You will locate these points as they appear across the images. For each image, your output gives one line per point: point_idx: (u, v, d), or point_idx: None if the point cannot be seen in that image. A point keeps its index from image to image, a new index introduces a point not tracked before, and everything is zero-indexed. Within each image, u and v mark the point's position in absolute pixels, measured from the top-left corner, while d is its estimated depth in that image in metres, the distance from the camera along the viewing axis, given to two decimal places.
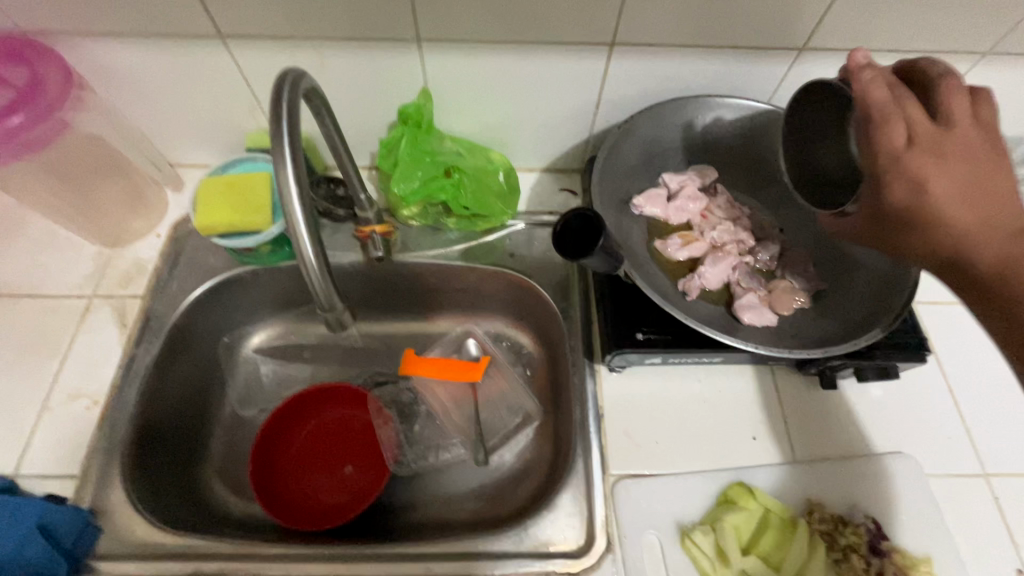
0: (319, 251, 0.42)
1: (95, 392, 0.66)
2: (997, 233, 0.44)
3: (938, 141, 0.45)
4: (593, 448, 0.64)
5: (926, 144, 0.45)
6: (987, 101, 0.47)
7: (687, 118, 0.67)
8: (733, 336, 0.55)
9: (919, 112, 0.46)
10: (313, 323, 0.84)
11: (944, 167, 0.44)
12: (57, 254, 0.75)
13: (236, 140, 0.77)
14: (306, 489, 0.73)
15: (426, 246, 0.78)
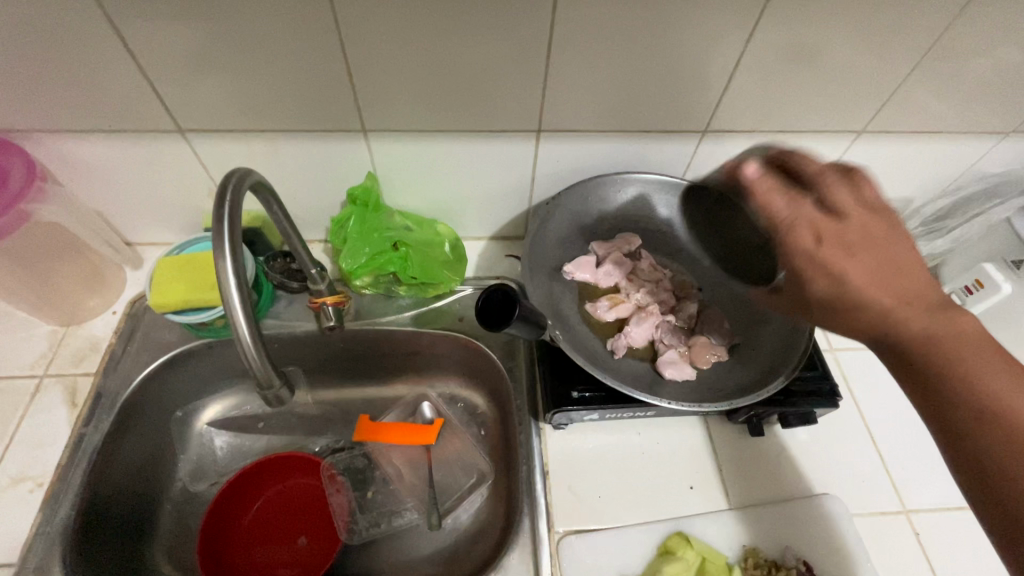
0: (253, 327, 0.45)
1: (40, 474, 0.66)
2: (916, 310, 0.44)
3: (842, 232, 0.48)
4: (539, 505, 0.66)
5: (832, 240, 0.47)
6: (867, 183, 0.52)
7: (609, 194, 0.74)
8: (654, 393, 0.60)
9: (811, 208, 0.50)
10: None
11: (856, 259, 0.46)
12: (9, 336, 0.76)
13: (195, 220, 0.82)
14: (258, 563, 0.73)
15: (379, 314, 0.82)
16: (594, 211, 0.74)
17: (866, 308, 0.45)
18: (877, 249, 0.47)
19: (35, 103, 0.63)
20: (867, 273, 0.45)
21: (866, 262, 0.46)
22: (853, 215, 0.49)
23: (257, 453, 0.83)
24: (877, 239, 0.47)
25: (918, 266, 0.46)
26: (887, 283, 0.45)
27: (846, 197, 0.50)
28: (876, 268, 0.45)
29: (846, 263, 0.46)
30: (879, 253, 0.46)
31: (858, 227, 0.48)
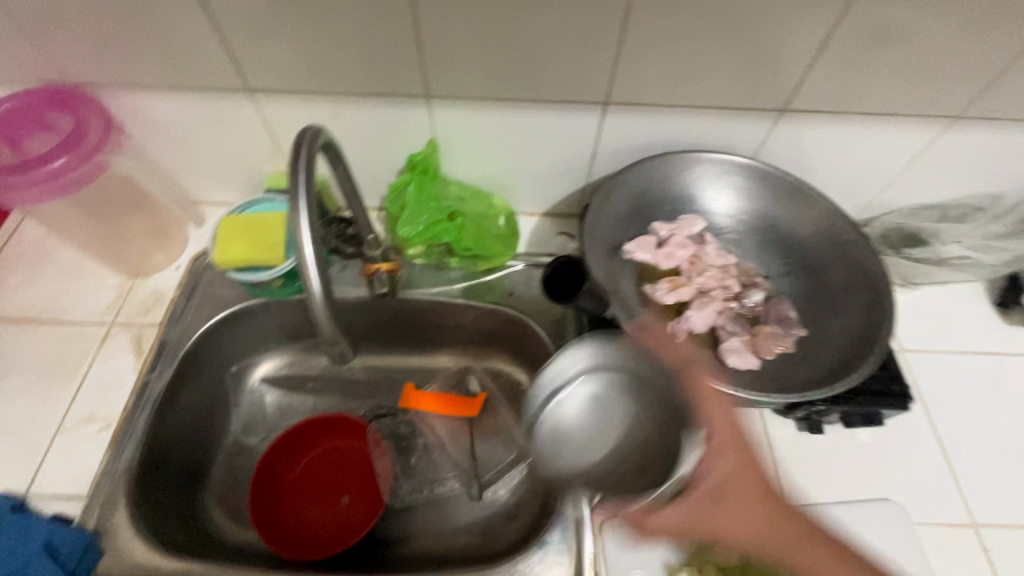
0: (323, 283, 0.46)
1: (108, 415, 0.69)
2: (789, 534, 0.54)
3: (729, 442, 0.55)
4: (583, 485, 0.65)
5: (721, 448, 0.55)
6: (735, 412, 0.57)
7: (675, 173, 0.70)
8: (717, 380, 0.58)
9: (721, 415, 0.55)
10: (318, 355, 0.87)
11: (738, 483, 0.54)
12: (83, 283, 0.80)
13: (255, 181, 0.83)
14: (302, 517, 0.75)
15: (428, 283, 0.82)
16: (654, 190, 0.70)
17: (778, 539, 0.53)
18: (731, 498, 0.54)
19: (113, 58, 0.64)
20: (754, 521, 0.53)
21: (736, 484, 0.54)
22: (730, 483, 0.54)
23: (304, 413, 0.84)
24: (749, 483, 0.54)
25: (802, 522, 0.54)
26: (767, 508, 0.54)
27: (722, 469, 0.55)
28: (758, 505, 0.54)
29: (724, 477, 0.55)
30: (753, 506, 0.54)
31: (727, 496, 0.54)
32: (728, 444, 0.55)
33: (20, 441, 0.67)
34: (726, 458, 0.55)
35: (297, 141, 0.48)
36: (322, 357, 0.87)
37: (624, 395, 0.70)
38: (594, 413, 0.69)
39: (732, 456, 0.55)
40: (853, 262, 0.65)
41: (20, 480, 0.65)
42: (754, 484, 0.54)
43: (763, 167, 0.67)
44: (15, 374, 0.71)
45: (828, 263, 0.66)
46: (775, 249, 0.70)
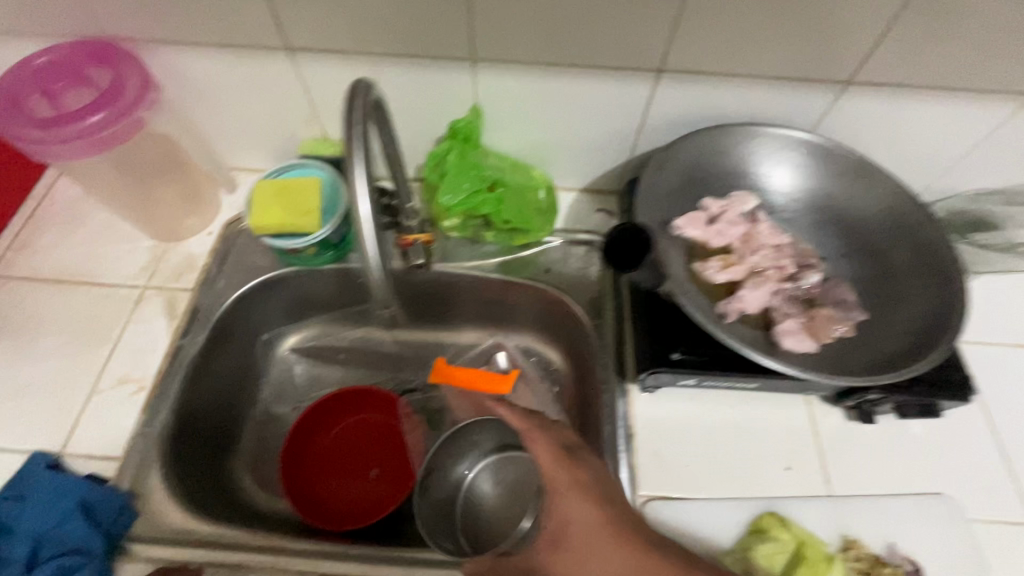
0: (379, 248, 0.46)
1: (142, 378, 0.69)
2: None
3: (579, 482, 0.47)
4: (622, 466, 0.64)
5: (576, 489, 0.46)
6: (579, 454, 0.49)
7: (735, 147, 0.67)
8: (774, 358, 0.55)
9: (542, 444, 0.49)
10: (365, 327, 0.85)
11: (586, 521, 0.45)
12: (115, 246, 0.79)
13: (289, 148, 0.81)
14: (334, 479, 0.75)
15: (463, 257, 0.80)
16: (712, 164, 0.67)
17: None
18: (588, 540, 0.44)
19: (151, 11, 0.62)
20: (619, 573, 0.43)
21: (578, 524, 0.45)
22: (577, 530, 0.45)
23: (332, 384, 0.84)
24: (590, 532, 0.44)
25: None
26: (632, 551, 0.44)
27: (575, 509, 0.45)
28: (616, 544, 0.44)
29: (575, 518, 0.45)
30: (607, 546, 0.44)
31: (578, 546, 0.44)
32: (573, 480, 0.47)
33: (55, 400, 0.67)
34: (569, 496, 0.46)
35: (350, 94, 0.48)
36: (372, 329, 0.85)
37: (511, 462, 0.65)
38: (500, 483, 0.64)
39: (576, 496, 0.46)
40: (918, 243, 0.62)
41: (55, 439, 0.64)
42: (599, 522, 0.45)
43: (829, 144, 0.65)
44: (49, 333, 0.71)
45: (889, 245, 0.64)
46: (834, 229, 0.67)
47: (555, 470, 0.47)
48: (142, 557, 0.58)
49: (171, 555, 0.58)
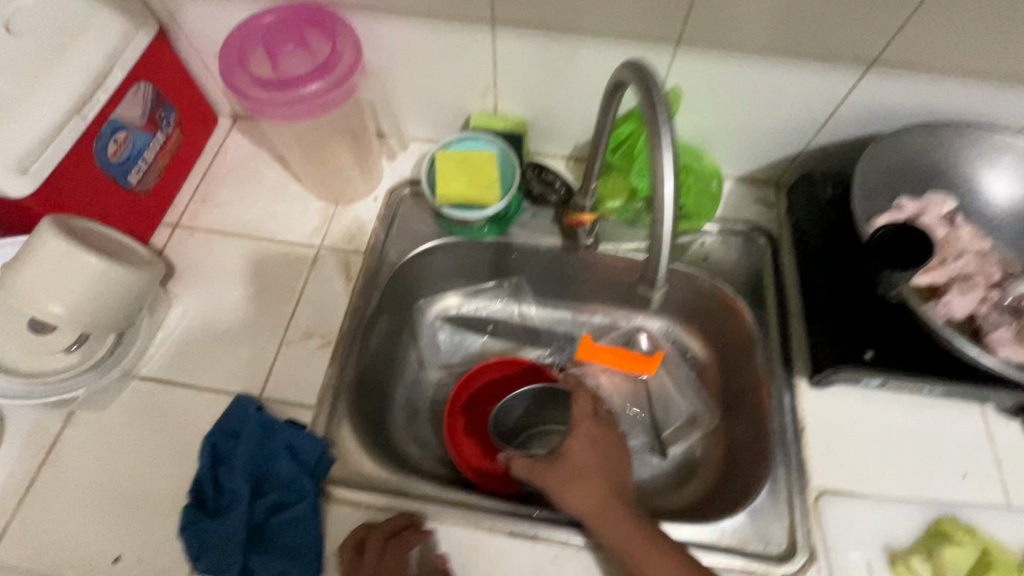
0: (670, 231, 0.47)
1: (326, 333, 0.73)
2: (586, 496, 0.61)
3: (593, 430, 0.67)
4: (793, 458, 0.65)
5: (589, 432, 0.67)
6: (603, 416, 0.70)
7: (953, 148, 0.66)
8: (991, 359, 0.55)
9: (582, 402, 0.70)
10: (520, 301, 0.90)
11: (588, 453, 0.64)
12: (289, 205, 0.83)
13: (456, 120, 0.83)
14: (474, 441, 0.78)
15: (622, 239, 0.80)
16: (926, 163, 0.66)
17: (594, 512, 0.60)
18: (583, 463, 0.63)
19: None
20: (595, 491, 0.61)
21: (581, 454, 0.64)
22: (578, 455, 0.64)
23: (475, 352, 0.89)
24: (589, 464, 0.63)
25: (600, 490, 0.61)
26: (609, 484, 0.62)
27: (583, 447, 0.65)
28: (603, 477, 0.62)
29: (581, 448, 0.65)
30: (595, 474, 0.62)
31: (575, 464, 0.63)
32: (591, 430, 0.67)
33: (248, 346, 0.71)
34: (581, 438, 0.66)
35: (612, 82, 0.54)
36: (526, 304, 0.90)
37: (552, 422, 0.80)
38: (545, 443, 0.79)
39: (586, 438, 0.66)
40: None
41: (253, 383, 0.69)
42: (595, 462, 0.64)
43: None
44: (239, 286, 0.76)
45: None
46: None
47: (579, 423, 0.68)
48: (342, 499, 0.63)
49: (368, 499, 0.63)
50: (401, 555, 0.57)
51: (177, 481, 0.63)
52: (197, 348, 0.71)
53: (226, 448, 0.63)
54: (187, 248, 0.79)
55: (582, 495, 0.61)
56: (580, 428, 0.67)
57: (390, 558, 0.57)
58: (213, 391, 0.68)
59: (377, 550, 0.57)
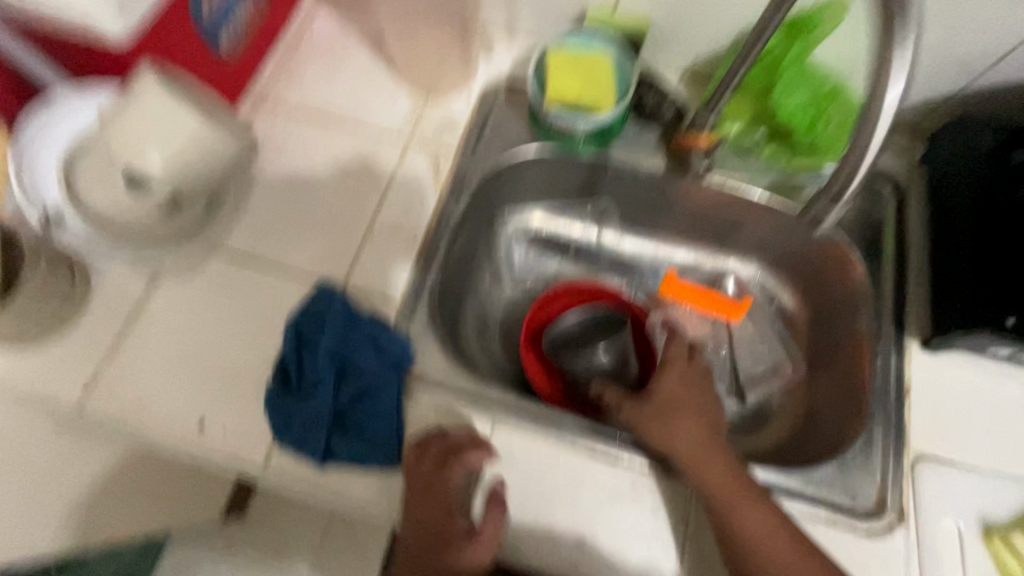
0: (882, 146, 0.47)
1: (413, 230, 0.69)
2: (677, 435, 0.59)
3: (686, 372, 0.65)
4: (892, 418, 0.62)
5: (682, 374, 0.65)
6: (698, 359, 0.67)
7: None
8: None
9: (677, 343, 0.68)
10: (602, 227, 0.86)
11: (680, 394, 0.63)
12: (378, 92, 0.77)
13: (568, 15, 0.75)
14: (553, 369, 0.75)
15: (733, 169, 0.74)
16: None
17: (686, 448, 0.58)
18: (675, 404, 0.62)
19: None
20: (687, 432, 0.59)
21: (674, 394, 0.62)
22: (671, 394, 0.62)
23: (549, 274, 0.86)
24: (682, 404, 0.62)
25: (692, 432, 0.59)
26: (701, 423, 0.60)
27: (675, 387, 0.63)
28: (694, 416, 0.61)
29: (674, 388, 0.63)
30: (687, 412, 0.61)
31: (666, 398, 0.62)
32: (685, 371, 0.65)
33: (332, 234, 0.69)
34: (673, 374, 0.64)
35: None
36: (608, 231, 0.86)
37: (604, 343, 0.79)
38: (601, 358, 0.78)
39: (679, 379, 0.64)
40: None
41: (337, 272, 0.67)
42: (689, 403, 0.62)
43: None
44: (324, 171, 0.72)
45: None
46: None
47: (671, 360, 0.66)
48: (423, 396, 0.62)
49: (450, 399, 0.62)
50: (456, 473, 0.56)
51: (262, 356, 0.62)
52: (280, 228, 0.69)
53: (311, 332, 0.62)
54: (270, 124, 0.74)
55: (673, 432, 0.59)
56: (673, 368, 0.65)
57: (442, 474, 0.56)
58: (297, 274, 0.66)
59: (433, 461, 0.56)
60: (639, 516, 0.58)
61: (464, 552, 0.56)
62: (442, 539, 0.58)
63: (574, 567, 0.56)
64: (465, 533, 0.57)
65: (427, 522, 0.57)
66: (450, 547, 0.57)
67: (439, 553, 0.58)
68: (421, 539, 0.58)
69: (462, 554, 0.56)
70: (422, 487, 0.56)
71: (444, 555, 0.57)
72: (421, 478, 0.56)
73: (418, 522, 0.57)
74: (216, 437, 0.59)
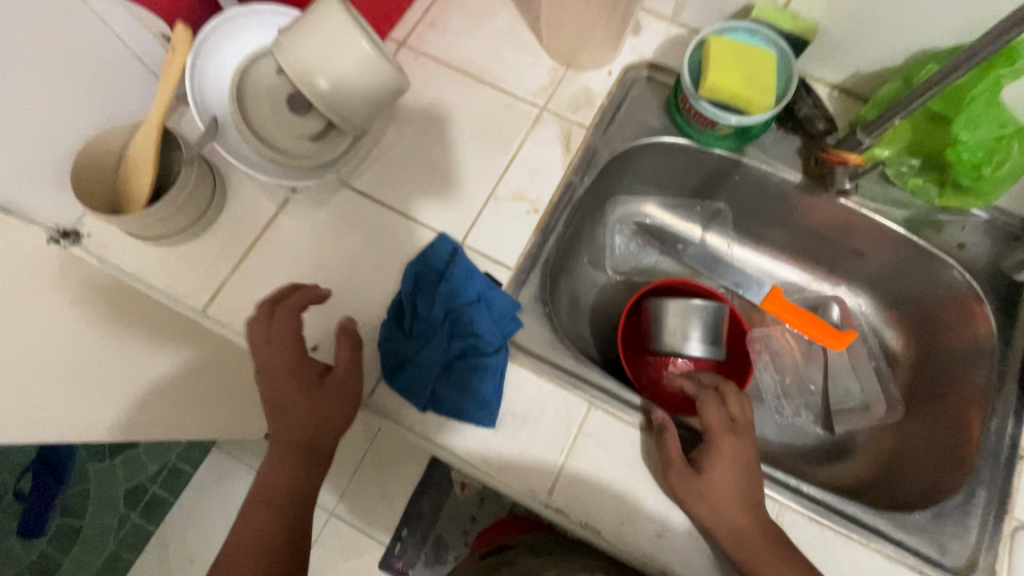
0: None
1: (535, 200, 0.69)
2: (724, 521, 0.54)
3: (731, 447, 0.57)
4: (1001, 484, 0.59)
5: (727, 448, 0.57)
6: (742, 427, 0.59)
7: None
8: None
9: (714, 409, 0.60)
10: (708, 229, 0.85)
11: (725, 473, 0.55)
12: (517, 54, 0.76)
13: (730, 6, 0.71)
14: (641, 339, 0.76)
15: (875, 197, 0.70)
16: None
17: (728, 537, 0.53)
18: (719, 486, 0.55)
19: None
20: (735, 516, 0.54)
21: (720, 474, 0.55)
22: (716, 472, 0.55)
23: (646, 267, 0.85)
24: (731, 485, 0.55)
25: (744, 515, 0.54)
26: (749, 516, 0.54)
27: (723, 466, 0.56)
28: (744, 505, 0.55)
29: (718, 467, 0.56)
30: (736, 499, 0.55)
31: (710, 483, 0.55)
32: (731, 445, 0.57)
33: (457, 189, 0.69)
34: (723, 454, 0.56)
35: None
36: (713, 233, 0.85)
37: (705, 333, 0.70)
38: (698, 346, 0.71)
39: (724, 455, 0.56)
40: None
41: (457, 228, 0.67)
42: (738, 483, 0.55)
43: None
44: (455, 125, 0.72)
45: None
46: None
47: (718, 437, 0.58)
48: (523, 365, 0.62)
49: (550, 373, 0.62)
50: (287, 319, 0.58)
51: (380, 296, 0.64)
52: (407, 174, 0.69)
53: (428, 280, 0.65)
54: (411, 70, 0.74)
55: (721, 515, 0.54)
56: (715, 444, 0.57)
57: (278, 320, 0.58)
58: (419, 222, 0.67)
59: (264, 313, 0.58)
60: (691, 538, 0.56)
61: (323, 386, 0.57)
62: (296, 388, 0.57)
63: (649, 559, 0.56)
64: (320, 371, 0.58)
65: (278, 376, 0.57)
66: (311, 393, 0.57)
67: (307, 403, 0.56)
68: (279, 398, 0.56)
69: (321, 386, 0.57)
70: (265, 337, 0.57)
71: (305, 404, 0.56)
72: (263, 330, 0.58)
73: (271, 376, 0.57)
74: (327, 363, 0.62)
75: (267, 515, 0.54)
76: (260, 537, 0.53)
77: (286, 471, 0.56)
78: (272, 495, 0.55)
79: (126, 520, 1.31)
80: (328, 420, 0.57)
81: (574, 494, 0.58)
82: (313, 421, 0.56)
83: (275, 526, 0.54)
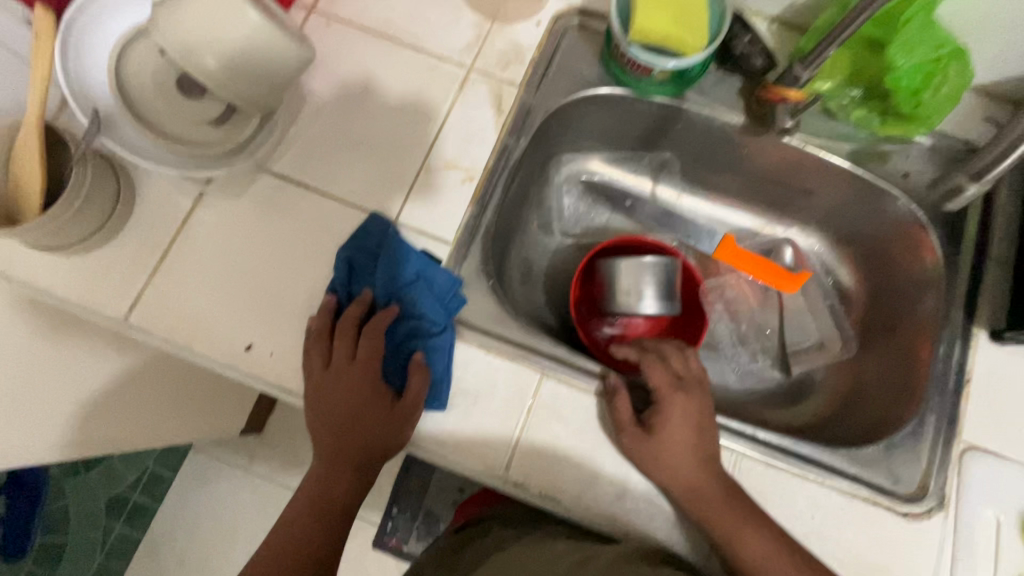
0: None
1: (469, 168, 0.65)
2: (680, 478, 0.54)
3: (684, 405, 0.57)
4: (947, 410, 0.60)
5: (678, 406, 0.57)
6: (692, 382, 0.59)
7: None
8: None
9: (659, 370, 0.60)
10: (657, 181, 0.82)
11: (678, 431, 0.56)
12: (437, 10, 0.70)
13: None
14: (592, 299, 0.74)
15: (818, 133, 0.68)
16: None
17: (684, 494, 0.54)
18: (674, 444, 0.55)
19: None
20: (691, 472, 0.54)
21: (673, 433, 0.55)
22: (668, 431, 0.56)
23: (597, 226, 0.82)
24: (684, 443, 0.55)
25: (699, 470, 0.54)
26: (704, 471, 0.54)
27: (675, 424, 0.56)
28: (699, 461, 0.55)
29: (672, 427, 0.56)
30: (691, 456, 0.55)
31: (664, 442, 0.55)
32: (680, 402, 0.57)
33: (386, 164, 0.65)
34: (674, 412, 0.57)
35: None
36: (663, 185, 0.82)
37: (657, 289, 0.69)
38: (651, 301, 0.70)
39: (676, 413, 0.57)
40: None
41: (389, 206, 0.64)
42: (692, 439, 0.55)
43: None
44: (378, 94, 0.67)
45: None
46: None
47: (667, 395, 0.58)
48: (471, 342, 0.60)
49: (499, 348, 0.60)
50: (371, 340, 0.58)
51: (313, 286, 0.61)
52: (329, 152, 0.65)
53: (363, 265, 0.61)
54: (323, 37, 0.68)
55: (676, 474, 0.54)
56: (665, 403, 0.57)
57: (365, 339, 0.58)
58: (348, 203, 0.63)
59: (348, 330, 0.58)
60: (652, 497, 0.57)
61: (393, 415, 0.56)
62: (360, 412, 0.57)
63: (612, 520, 0.56)
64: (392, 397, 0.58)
65: (350, 392, 0.57)
66: (376, 416, 0.57)
67: (370, 424, 0.56)
68: (339, 411, 0.57)
69: (392, 408, 0.56)
70: (349, 357, 0.57)
71: (369, 425, 0.56)
72: (321, 354, 0.57)
73: (344, 390, 0.57)
74: (265, 361, 0.59)
75: (310, 520, 0.58)
76: (303, 537, 0.57)
77: (337, 481, 0.58)
78: (319, 506, 0.58)
79: (109, 529, 1.29)
80: (384, 443, 0.56)
81: (531, 466, 0.57)
82: (369, 441, 0.57)
83: (319, 535, 0.58)
